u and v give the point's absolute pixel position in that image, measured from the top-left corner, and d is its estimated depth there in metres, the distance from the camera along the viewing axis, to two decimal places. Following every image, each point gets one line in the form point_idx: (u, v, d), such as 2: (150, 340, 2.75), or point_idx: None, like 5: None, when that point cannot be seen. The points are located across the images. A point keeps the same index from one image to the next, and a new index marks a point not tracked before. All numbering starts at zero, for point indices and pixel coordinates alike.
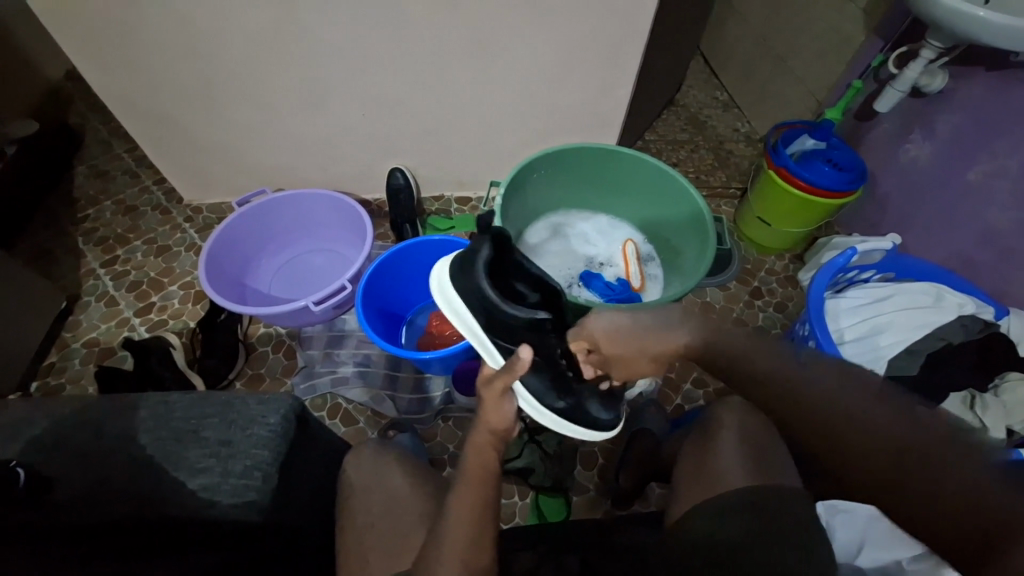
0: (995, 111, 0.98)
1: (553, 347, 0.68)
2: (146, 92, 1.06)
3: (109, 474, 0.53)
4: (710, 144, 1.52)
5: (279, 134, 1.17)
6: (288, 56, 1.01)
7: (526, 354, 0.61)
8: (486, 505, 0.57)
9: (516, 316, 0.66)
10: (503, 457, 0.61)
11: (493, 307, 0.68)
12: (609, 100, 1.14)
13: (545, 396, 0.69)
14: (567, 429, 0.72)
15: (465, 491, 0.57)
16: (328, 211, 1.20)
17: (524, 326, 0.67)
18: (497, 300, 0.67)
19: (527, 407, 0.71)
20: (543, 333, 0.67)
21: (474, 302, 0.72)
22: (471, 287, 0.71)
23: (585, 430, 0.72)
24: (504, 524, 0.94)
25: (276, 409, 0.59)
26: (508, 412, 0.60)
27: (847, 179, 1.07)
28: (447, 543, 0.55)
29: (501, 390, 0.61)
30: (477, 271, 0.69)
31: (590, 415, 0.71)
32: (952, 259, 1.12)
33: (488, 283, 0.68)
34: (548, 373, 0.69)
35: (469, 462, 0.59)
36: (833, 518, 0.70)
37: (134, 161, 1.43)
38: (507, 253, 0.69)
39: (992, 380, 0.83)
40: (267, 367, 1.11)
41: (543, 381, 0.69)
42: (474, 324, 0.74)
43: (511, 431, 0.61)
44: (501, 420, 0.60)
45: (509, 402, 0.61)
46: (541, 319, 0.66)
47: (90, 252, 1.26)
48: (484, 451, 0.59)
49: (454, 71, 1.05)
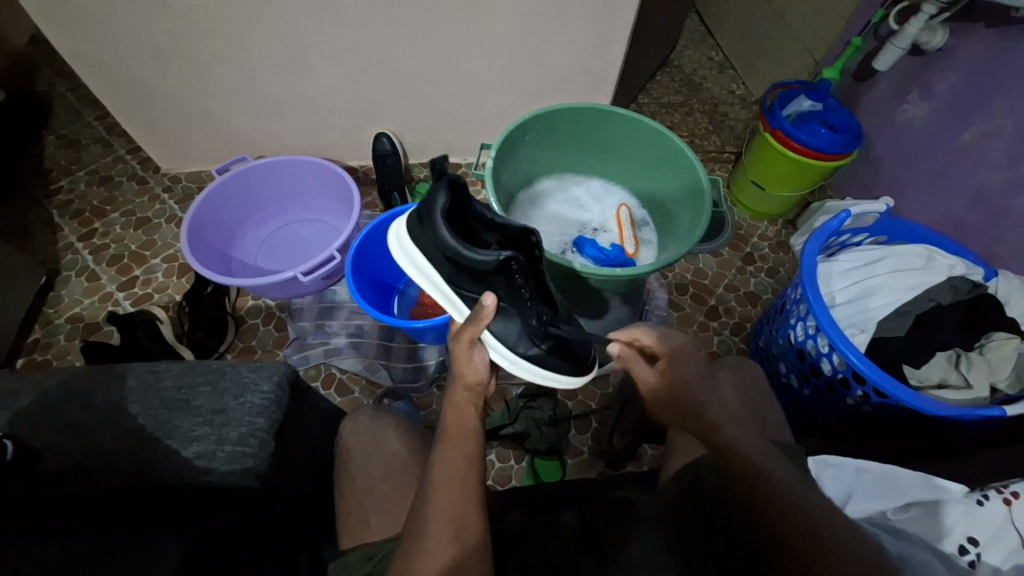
0: (996, 69, 0.96)
1: (519, 287, 0.66)
2: (112, 55, 1.00)
3: (101, 443, 0.53)
4: (704, 106, 1.48)
5: (257, 99, 1.12)
6: (260, 13, 0.94)
7: (490, 301, 0.61)
8: (477, 456, 0.58)
9: (482, 259, 0.63)
10: (482, 412, 0.63)
11: (454, 253, 0.65)
12: (603, 58, 1.10)
13: (517, 345, 0.68)
14: (539, 377, 0.70)
15: (449, 449, 0.57)
16: (312, 179, 1.16)
17: (491, 270, 0.64)
18: (460, 245, 0.64)
19: (500, 358, 0.69)
20: (510, 275, 0.64)
21: (437, 256, 0.69)
22: (433, 236, 0.67)
23: (559, 376, 0.70)
24: (500, 487, 0.96)
25: (268, 376, 0.58)
26: (480, 362, 0.62)
27: (843, 141, 1.05)
28: (435, 496, 0.55)
29: (469, 341, 0.62)
30: (436, 219, 0.65)
31: (564, 362, 0.69)
32: (943, 222, 1.11)
33: (448, 229, 0.65)
34: (517, 319, 0.67)
35: (449, 420, 0.61)
36: (822, 474, 0.68)
37: (105, 128, 1.37)
38: (462, 200, 0.67)
39: (977, 340, 0.85)
40: (258, 339, 1.10)
41: (512, 326, 0.67)
42: (439, 279, 0.72)
43: (486, 386, 0.64)
44: (474, 373, 0.62)
45: (481, 352, 0.63)
46: (508, 259, 0.63)
47: (66, 225, 1.22)
48: (463, 407, 0.62)
49: (439, 29, 1.00)
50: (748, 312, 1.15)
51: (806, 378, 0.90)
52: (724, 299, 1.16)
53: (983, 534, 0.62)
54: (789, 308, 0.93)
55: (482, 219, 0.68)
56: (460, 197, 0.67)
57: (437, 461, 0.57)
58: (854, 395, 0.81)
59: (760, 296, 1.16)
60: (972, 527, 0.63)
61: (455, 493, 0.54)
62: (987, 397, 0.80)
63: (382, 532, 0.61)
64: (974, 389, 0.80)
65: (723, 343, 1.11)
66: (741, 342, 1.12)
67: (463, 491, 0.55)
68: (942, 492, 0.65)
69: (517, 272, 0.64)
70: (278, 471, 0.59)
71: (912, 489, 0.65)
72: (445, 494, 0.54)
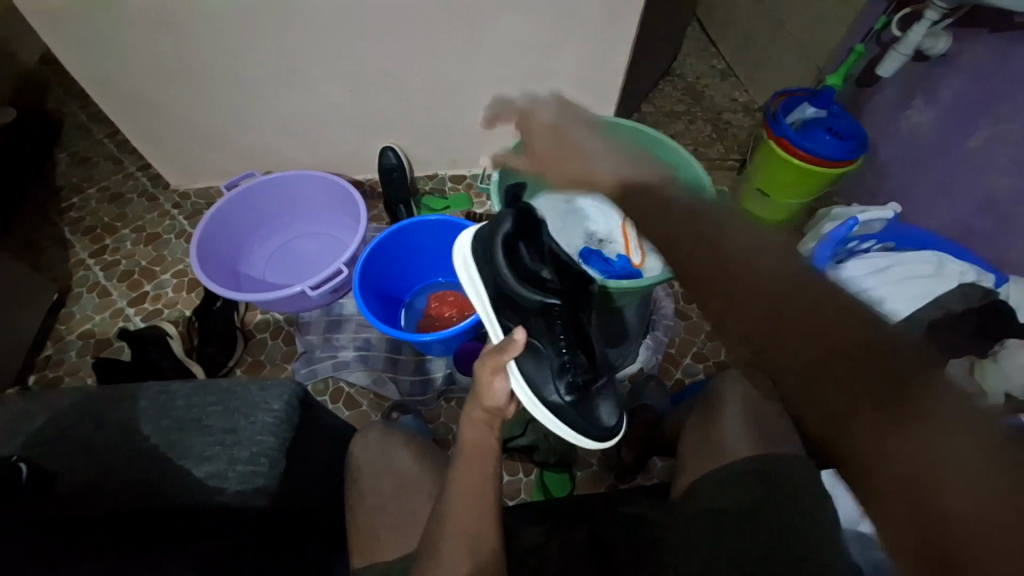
0: (1003, 72, 0.96)
1: (558, 334, 0.67)
2: (126, 76, 1.02)
3: (114, 464, 0.53)
4: (708, 115, 1.48)
5: (265, 115, 1.13)
6: (267, 32, 0.96)
7: (520, 337, 0.60)
8: (493, 474, 0.58)
9: (528, 297, 0.65)
10: (499, 433, 0.62)
11: (502, 284, 0.67)
12: (606, 69, 1.11)
13: (542, 389, 0.67)
14: (554, 426, 0.69)
15: (466, 467, 0.58)
16: (320, 193, 1.18)
17: (534, 309, 0.66)
18: (510, 282, 0.66)
19: (521, 394, 0.67)
20: (551, 319, 0.67)
21: (489, 277, 0.70)
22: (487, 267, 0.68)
23: (578, 433, 0.68)
24: (510, 501, 0.95)
25: (278, 395, 0.58)
26: (500, 390, 0.61)
27: (848, 148, 1.06)
28: (451, 512, 0.55)
29: (492, 369, 0.61)
30: (496, 243, 0.67)
31: (585, 418, 0.68)
32: (953, 227, 1.10)
33: (504, 256, 0.67)
34: (546, 363, 0.67)
35: (465, 439, 0.61)
36: (835, 489, 0.71)
37: (116, 146, 1.39)
38: (529, 226, 0.69)
39: (991, 346, 0.82)
40: (267, 353, 1.11)
41: (543, 369, 0.67)
42: (486, 298, 0.73)
43: (504, 410, 0.63)
44: (496, 399, 0.61)
45: (501, 380, 0.61)
46: (551, 305, 0.65)
47: (78, 242, 1.24)
48: (480, 426, 0.61)
49: (442, 44, 1.02)
50: None
51: None
52: None
53: None
54: None
55: (538, 253, 0.68)
56: (524, 222, 0.68)
57: (454, 479, 0.57)
58: None
59: None
60: None
61: (470, 509, 0.55)
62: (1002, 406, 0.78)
63: (394, 550, 0.61)
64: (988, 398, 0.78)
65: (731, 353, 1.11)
66: None
67: (476, 506, 0.55)
68: None
69: (558, 318, 0.66)
70: (290, 490, 0.60)
71: None
72: (461, 512, 0.55)
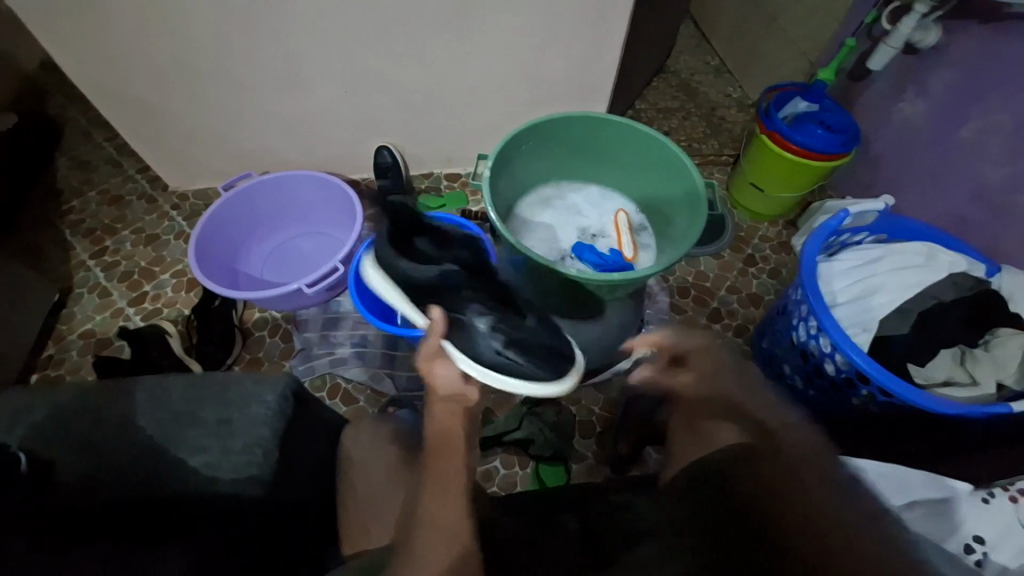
0: (992, 63, 0.97)
1: (463, 293, 0.70)
2: (123, 79, 1.04)
3: (112, 455, 0.55)
4: (702, 111, 1.49)
5: (261, 117, 1.15)
6: (262, 34, 0.98)
7: (438, 313, 0.67)
8: (462, 463, 0.58)
9: (426, 274, 0.71)
10: (466, 422, 0.63)
11: (403, 274, 0.73)
12: (598, 66, 1.12)
13: (478, 351, 0.67)
14: (511, 386, 0.68)
15: (433, 459, 0.58)
16: (316, 193, 1.19)
17: (435, 282, 0.71)
18: (412, 271, 0.72)
19: (467, 368, 0.67)
20: (453, 285, 0.71)
21: (395, 276, 0.75)
22: (392, 267, 0.74)
23: (529, 383, 0.68)
24: (505, 493, 0.97)
25: (271, 388, 0.60)
26: (444, 373, 0.66)
27: (840, 141, 1.06)
28: (423, 504, 0.55)
29: (430, 356, 0.67)
30: (388, 245, 0.74)
31: (527, 367, 0.68)
32: (945, 218, 1.11)
33: (398, 253, 0.73)
34: (471, 326, 0.68)
35: (433, 429, 0.61)
36: None
37: (115, 149, 1.40)
38: (414, 223, 0.75)
39: (983, 336, 0.85)
40: (265, 351, 1.12)
41: (469, 334, 0.68)
42: (399, 294, 0.75)
43: (462, 394, 0.65)
44: (445, 384, 0.65)
45: (441, 365, 0.66)
46: (447, 269, 0.71)
47: (79, 244, 1.25)
48: (445, 416, 0.62)
49: (435, 44, 1.03)
50: (751, 314, 1.16)
51: (812, 378, 0.90)
52: (727, 302, 1.17)
53: (991, 532, 0.63)
54: (790, 310, 0.93)
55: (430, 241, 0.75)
56: (409, 222, 0.75)
57: (423, 471, 0.57)
58: (860, 394, 0.82)
59: (763, 297, 1.17)
60: (980, 526, 0.64)
61: (442, 502, 0.55)
62: (993, 394, 0.79)
63: (380, 537, 0.61)
64: (981, 387, 0.80)
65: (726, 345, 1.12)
66: (743, 344, 1.13)
67: (450, 494, 0.55)
68: (950, 489, 0.66)
69: (457, 280, 0.71)
70: (284, 480, 0.61)
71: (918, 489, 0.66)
72: (433, 501, 0.55)
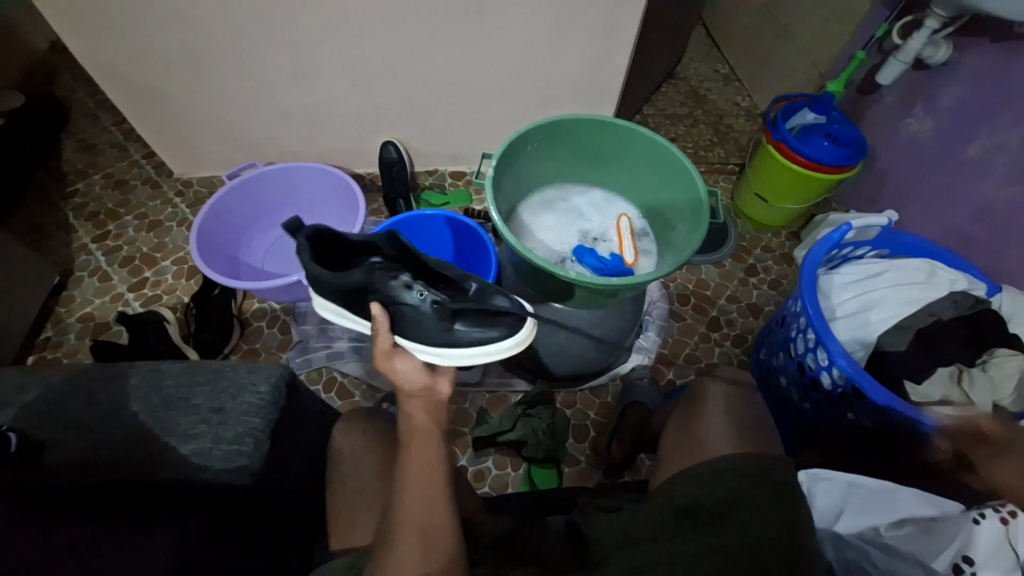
0: (1000, 82, 0.96)
1: (398, 284, 0.65)
2: (132, 65, 1.04)
3: (101, 439, 0.55)
4: (710, 118, 1.49)
5: (269, 107, 1.15)
6: (272, 24, 0.98)
7: (378, 310, 0.63)
8: (441, 459, 0.57)
9: (354, 279, 0.63)
10: (441, 417, 0.61)
11: (330, 285, 0.64)
12: (606, 69, 1.11)
13: (432, 335, 0.65)
14: (477, 358, 0.67)
15: (412, 457, 0.56)
16: (320, 186, 1.19)
17: (367, 285, 0.64)
18: (332, 277, 0.64)
19: (427, 355, 0.65)
20: (385, 280, 0.65)
21: (322, 290, 0.66)
22: (309, 280, 0.67)
23: (491, 350, 0.67)
24: (496, 493, 0.96)
25: (265, 377, 0.60)
26: (405, 369, 0.62)
27: (846, 154, 1.06)
28: (402, 503, 0.54)
29: (387, 354, 0.62)
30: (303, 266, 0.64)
31: (487, 335, 0.66)
32: (949, 235, 1.10)
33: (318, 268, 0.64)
34: (421, 314, 0.65)
35: (407, 429, 0.59)
36: (815, 486, 0.70)
37: (122, 134, 1.41)
38: (325, 233, 0.67)
39: (980, 355, 0.83)
40: (262, 341, 1.12)
41: (418, 320, 0.65)
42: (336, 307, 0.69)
43: (432, 388, 0.62)
44: (414, 380, 0.62)
45: (404, 360, 0.62)
46: None
47: (81, 227, 1.25)
48: (416, 415, 0.59)
49: (445, 41, 1.03)
50: (750, 324, 1.16)
51: (807, 392, 0.90)
52: (726, 311, 1.17)
53: None
54: (788, 321, 0.94)
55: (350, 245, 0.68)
56: (319, 234, 0.66)
57: (402, 471, 0.56)
58: (854, 408, 0.81)
59: (762, 307, 1.17)
60: None
61: (426, 501, 0.54)
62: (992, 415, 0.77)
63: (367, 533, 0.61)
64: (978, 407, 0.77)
65: (723, 355, 1.11)
66: (741, 354, 1.12)
67: (433, 488, 0.55)
68: None
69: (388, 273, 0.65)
70: (272, 471, 0.61)
71: (905, 506, 0.66)
72: (411, 499, 0.54)
